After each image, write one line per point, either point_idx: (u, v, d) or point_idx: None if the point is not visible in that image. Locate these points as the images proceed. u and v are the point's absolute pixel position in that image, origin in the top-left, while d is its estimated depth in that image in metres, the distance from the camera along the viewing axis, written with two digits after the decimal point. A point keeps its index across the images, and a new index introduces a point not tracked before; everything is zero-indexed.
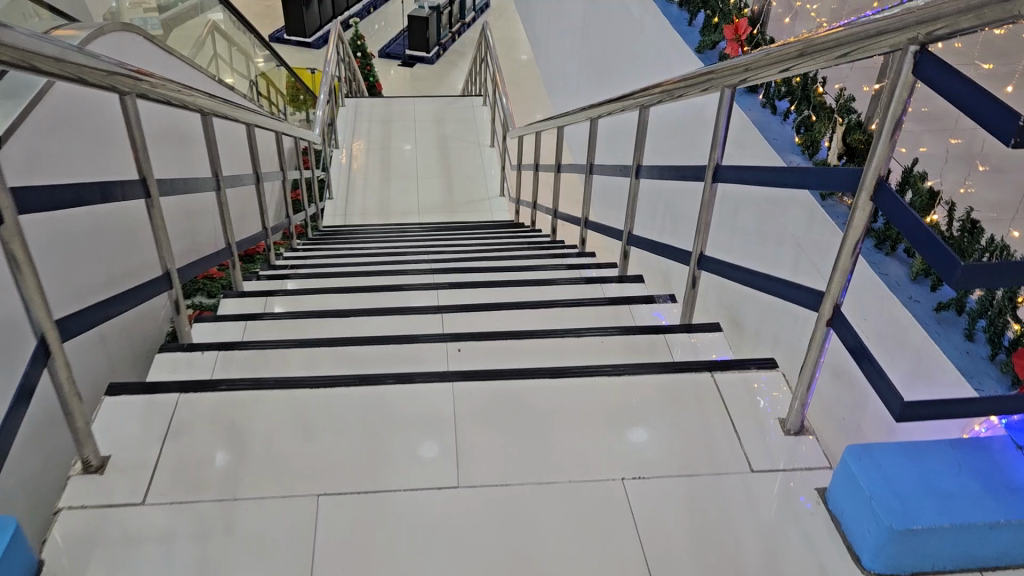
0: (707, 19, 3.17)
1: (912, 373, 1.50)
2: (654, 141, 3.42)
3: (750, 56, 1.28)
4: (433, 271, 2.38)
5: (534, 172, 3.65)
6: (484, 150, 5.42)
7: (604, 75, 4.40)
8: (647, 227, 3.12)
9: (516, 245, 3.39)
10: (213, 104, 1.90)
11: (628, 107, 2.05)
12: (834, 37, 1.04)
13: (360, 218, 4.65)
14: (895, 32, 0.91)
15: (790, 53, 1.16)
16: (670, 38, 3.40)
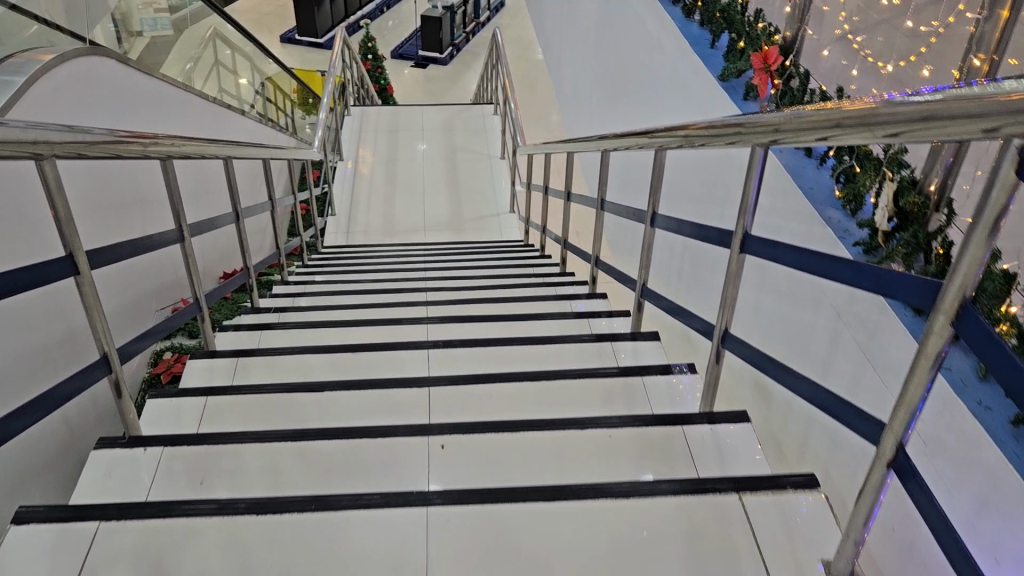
0: (732, 43, 2.95)
1: (984, 497, 1.39)
2: (671, 170, 3.20)
3: (786, 114, 1.08)
4: (428, 320, 2.17)
5: (544, 195, 3.44)
6: (494, 163, 5.20)
7: (618, 90, 4.17)
8: (664, 261, 2.90)
9: (523, 275, 3.18)
10: (181, 149, 1.70)
11: (645, 146, 1.83)
12: (885, 111, 0.84)
13: (364, 236, 4.45)
14: (969, 119, 0.70)
15: (830, 120, 0.96)
16: (689, 58, 3.17)
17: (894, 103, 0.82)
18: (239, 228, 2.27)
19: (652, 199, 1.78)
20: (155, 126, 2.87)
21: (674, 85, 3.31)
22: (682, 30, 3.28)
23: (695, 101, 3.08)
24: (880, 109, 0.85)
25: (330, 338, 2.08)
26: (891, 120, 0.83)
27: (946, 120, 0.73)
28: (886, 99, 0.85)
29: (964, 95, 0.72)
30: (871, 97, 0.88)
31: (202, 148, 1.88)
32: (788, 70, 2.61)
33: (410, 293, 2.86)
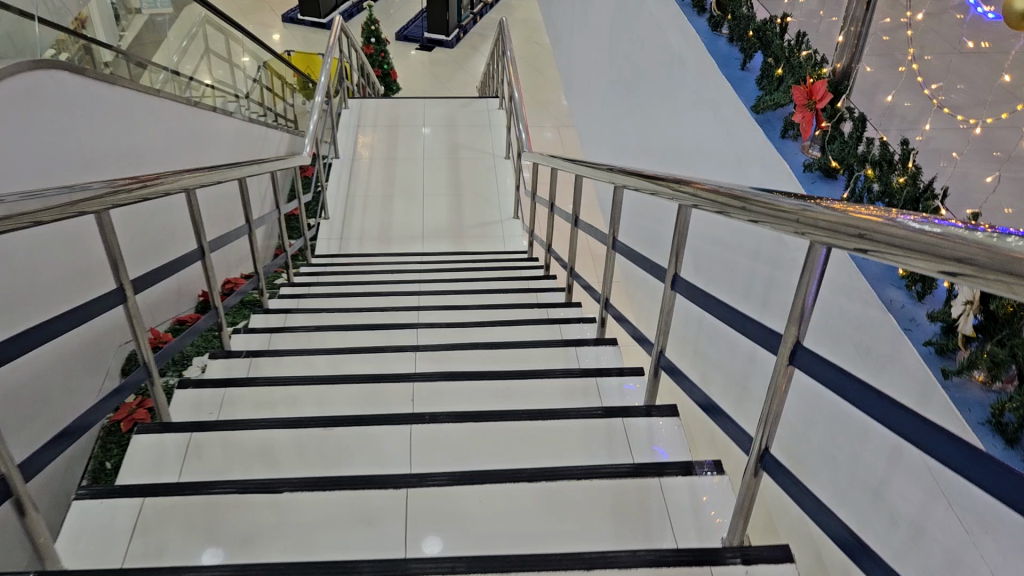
0: (768, 68, 2.65)
1: None
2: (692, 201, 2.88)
3: (801, 205, 0.98)
4: (415, 375, 1.93)
5: (549, 211, 3.19)
6: (498, 162, 4.94)
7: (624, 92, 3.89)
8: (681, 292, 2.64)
9: (525, 300, 2.93)
10: (123, 196, 1.45)
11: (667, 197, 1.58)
12: (919, 239, 0.75)
13: (358, 244, 4.20)
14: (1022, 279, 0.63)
15: (852, 228, 0.87)
16: (712, 75, 2.85)
17: (934, 232, 0.73)
18: (205, 265, 2.02)
19: (672, 255, 1.53)
20: (121, 138, 2.61)
21: (692, 99, 3.01)
22: (708, 46, 2.94)
23: (717, 122, 2.78)
24: (912, 234, 0.76)
25: (302, 399, 1.84)
26: (924, 251, 0.74)
27: (997, 271, 0.65)
28: (922, 224, 0.76)
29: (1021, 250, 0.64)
30: (902, 213, 0.79)
31: (154, 185, 1.63)
32: (840, 112, 2.32)
33: (403, 322, 2.62)
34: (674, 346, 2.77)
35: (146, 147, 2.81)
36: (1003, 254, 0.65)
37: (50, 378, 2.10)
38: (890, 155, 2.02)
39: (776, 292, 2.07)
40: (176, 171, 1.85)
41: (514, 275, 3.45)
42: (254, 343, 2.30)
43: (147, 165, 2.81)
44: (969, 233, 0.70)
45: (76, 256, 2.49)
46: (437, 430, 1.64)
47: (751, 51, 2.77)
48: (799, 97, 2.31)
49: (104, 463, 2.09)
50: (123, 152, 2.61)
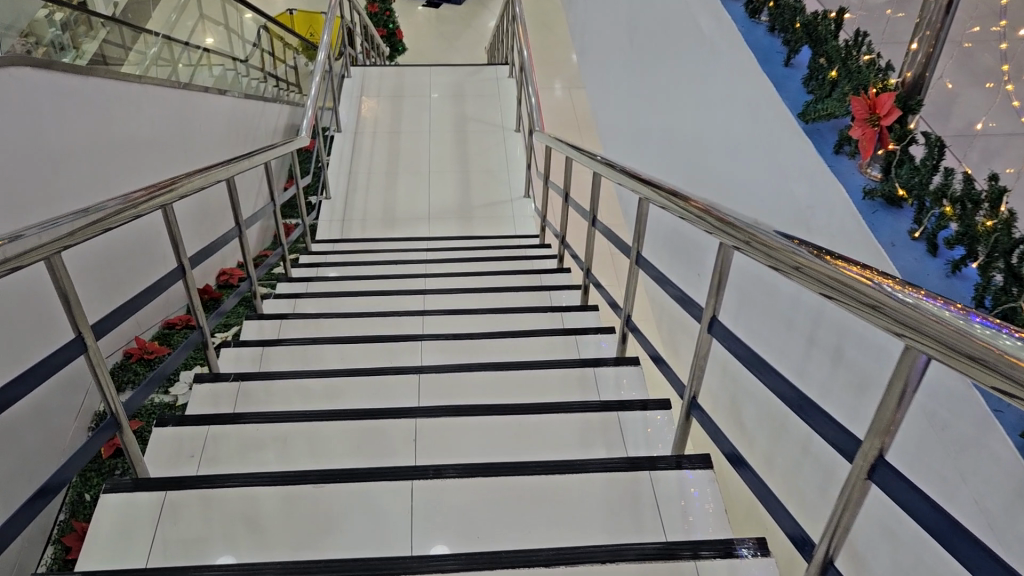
0: (816, 67, 2.31)
1: None
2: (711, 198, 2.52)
3: (801, 253, 1.02)
4: (417, 409, 1.75)
5: (563, 202, 2.97)
6: (508, 136, 4.69)
7: (636, 67, 3.64)
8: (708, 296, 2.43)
9: (538, 298, 2.74)
10: (70, 241, 1.27)
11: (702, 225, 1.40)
12: (899, 307, 0.79)
13: (361, 227, 4.01)
14: (980, 364, 0.67)
15: (843, 286, 0.91)
16: (745, 68, 2.50)
17: (912, 304, 0.78)
18: (187, 282, 1.84)
19: (711, 295, 1.32)
20: (102, 132, 2.41)
21: (721, 89, 2.66)
22: (744, 37, 2.58)
23: (752, 120, 2.45)
24: (892, 302, 0.80)
25: (292, 439, 1.66)
26: (901, 321, 0.78)
27: (958, 350, 0.70)
28: (901, 293, 0.80)
29: (987, 337, 0.68)
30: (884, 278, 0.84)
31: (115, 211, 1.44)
32: (909, 134, 2.01)
33: (407, 327, 2.43)
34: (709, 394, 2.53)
35: (130, 138, 2.61)
36: (969, 337, 0.69)
37: (44, 398, 1.96)
38: (976, 192, 1.80)
39: (821, 325, 1.85)
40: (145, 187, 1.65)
41: (526, 265, 3.25)
42: (245, 360, 2.12)
43: (132, 158, 2.61)
44: (940, 311, 0.74)
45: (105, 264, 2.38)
46: (442, 486, 1.46)
47: (797, 46, 2.42)
48: (859, 109, 2.00)
49: (83, 494, 1.92)
50: (105, 147, 2.41)
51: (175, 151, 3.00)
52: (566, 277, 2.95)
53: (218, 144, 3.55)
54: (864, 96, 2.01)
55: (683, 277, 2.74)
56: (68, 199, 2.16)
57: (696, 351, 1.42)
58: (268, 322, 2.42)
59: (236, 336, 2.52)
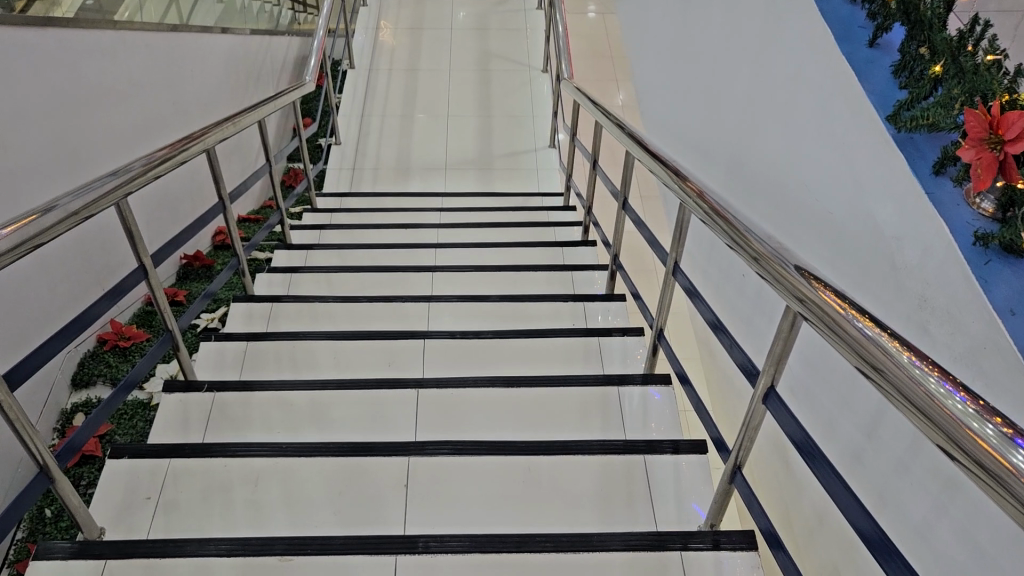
0: (919, 54, 1.94)
1: None
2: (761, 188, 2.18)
3: (783, 261, 1.02)
4: (411, 443, 1.51)
5: (591, 169, 2.66)
6: (534, 76, 4.32)
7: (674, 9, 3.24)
8: (755, 299, 2.13)
9: (560, 279, 2.47)
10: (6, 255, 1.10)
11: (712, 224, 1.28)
12: (865, 343, 0.81)
13: (372, 179, 3.73)
14: (932, 420, 0.70)
15: (816, 308, 0.91)
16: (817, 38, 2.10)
17: (878, 346, 0.79)
18: (148, 285, 1.60)
19: (767, 362, 1.05)
20: (72, 90, 2.14)
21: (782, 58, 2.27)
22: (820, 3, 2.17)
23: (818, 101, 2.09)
24: (859, 339, 0.81)
25: (265, 481, 1.44)
26: (867, 362, 0.80)
27: (911, 397, 0.72)
28: (873, 332, 0.81)
29: (949, 404, 0.69)
30: (855, 308, 0.86)
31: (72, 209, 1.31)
32: None
33: (411, 318, 2.19)
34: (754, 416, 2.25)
35: (107, 95, 2.33)
36: (927, 396, 0.71)
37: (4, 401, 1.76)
38: None
39: None
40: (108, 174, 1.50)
41: (546, 233, 2.97)
42: (225, 367, 1.91)
43: (109, 117, 2.34)
44: (903, 360, 0.75)
45: (86, 241, 2.15)
46: (434, 561, 1.22)
47: (888, 21, 2.04)
48: (976, 125, 1.63)
49: (44, 510, 1.74)
50: (74, 105, 2.14)
51: (164, 104, 2.73)
52: (590, 254, 2.67)
53: (216, 87, 3.24)
54: (983, 109, 1.64)
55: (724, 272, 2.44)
56: (24, 171, 1.91)
57: (751, 424, 1.14)
58: (258, 308, 2.19)
59: (223, 318, 2.29)
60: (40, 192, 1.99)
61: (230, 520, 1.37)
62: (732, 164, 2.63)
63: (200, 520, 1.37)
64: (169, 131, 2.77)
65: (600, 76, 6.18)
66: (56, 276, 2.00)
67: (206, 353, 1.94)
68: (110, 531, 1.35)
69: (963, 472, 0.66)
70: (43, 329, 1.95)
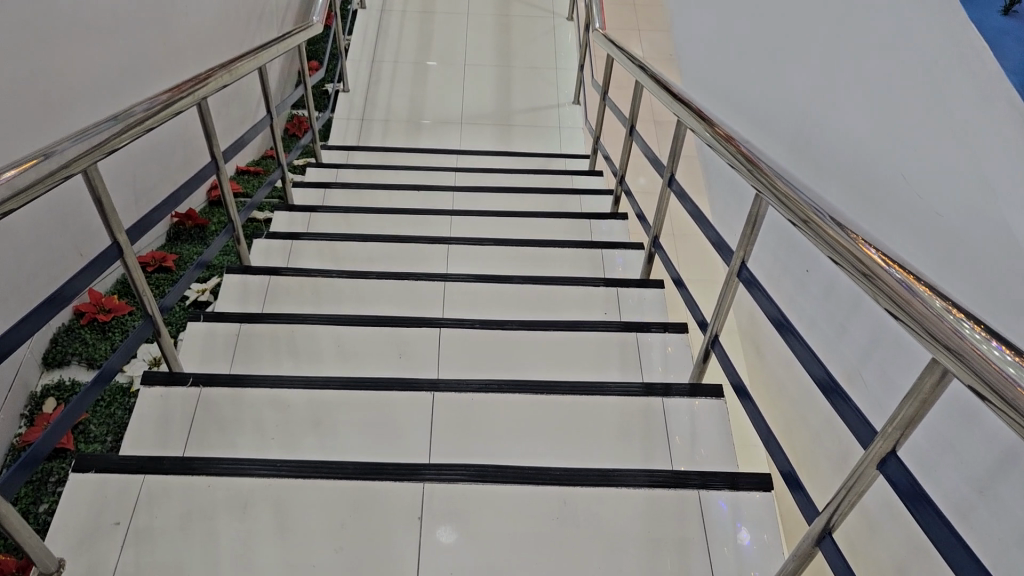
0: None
1: None
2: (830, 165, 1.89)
3: (821, 216, 1.04)
4: (426, 465, 1.30)
5: (627, 135, 2.41)
6: (557, 24, 4.01)
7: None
8: (821, 298, 1.85)
9: (589, 259, 2.23)
10: None
11: (761, 191, 1.27)
12: (899, 291, 0.84)
13: (382, 132, 3.47)
14: (965, 364, 0.72)
15: (854, 259, 0.94)
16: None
17: (913, 294, 0.82)
18: (124, 264, 1.36)
19: (894, 422, 0.84)
20: (44, 25, 1.87)
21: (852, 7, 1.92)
22: None
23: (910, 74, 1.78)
24: (894, 286, 0.84)
25: (256, 507, 1.23)
26: (900, 308, 0.83)
27: (945, 343, 0.75)
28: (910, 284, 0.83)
29: (988, 356, 0.70)
30: (892, 261, 0.88)
31: (44, 169, 1.10)
32: None
33: (423, 300, 1.96)
34: (804, 423, 2.04)
35: (87, 31, 2.07)
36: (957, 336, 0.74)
37: None
38: None
39: None
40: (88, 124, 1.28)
41: (571, 202, 2.73)
42: (215, 356, 1.69)
43: (90, 57, 2.08)
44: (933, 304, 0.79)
45: (61, 199, 1.91)
46: None
47: None
48: None
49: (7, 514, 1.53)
50: (45, 44, 1.87)
51: (154, 43, 2.46)
52: (621, 229, 2.43)
53: (213, 24, 2.95)
54: None
55: (776, 264, 2.18)
56: None
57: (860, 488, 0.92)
58: (254, 282, 1.96)
59: (216, 290, 2.06)
60: (5, 145, 1.73)
61: (212, 555, 1.16)
62: (800, 136, 2.34)
63: (177, 551, 1.17)
64: (160, 76, 2.51)
65: (623, 24, 5.83)
66: (28, 241, 1.77)
67: (195, 337, 1.72)
68: (71, 563, 1.14)
69: (992, 412, 0.68)
70: (11, 303, 1.72)
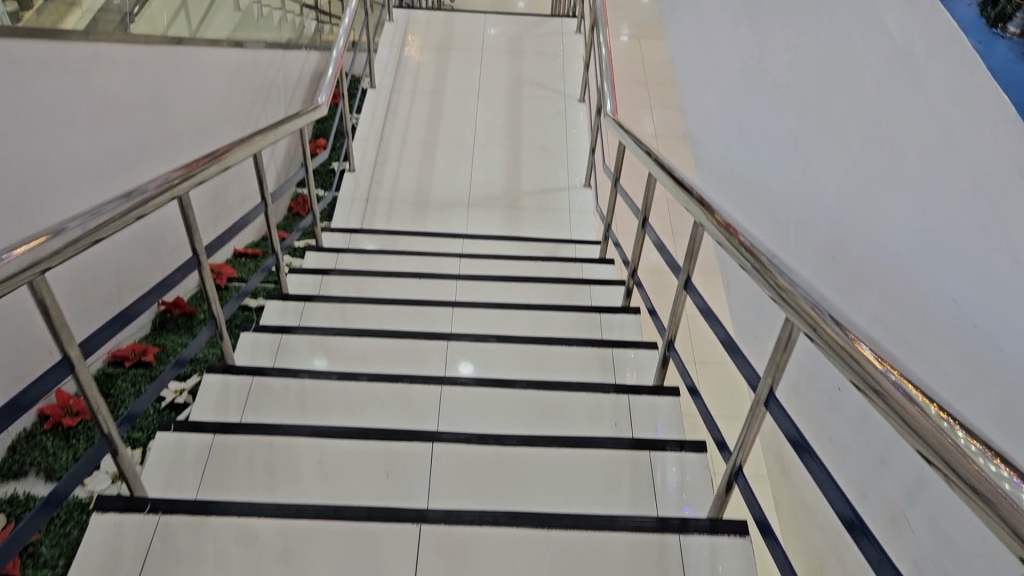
0: None
1: None
2: (854, 269, 1.74)
3: (819, 315, 1.04)
4: None
5: (639, 228, 2.28)
6: (569, 106, 3.95)
7: (720, 37, 2.85)
8: (859, 420, 1.67)
9: (598, 360, 2.09)
10: None
11: (763, 282, 1.26)
12: (897, 396, 0.84)
13: (387, 212, 3.37)
14: (965, 479, 0.71)
15: (853, 362, 0.94)
16: (896, 67, 1.59)
17: (910, 400, 0.82)
18: (76, 378, 1.22)
19: None
20: (21, 113, 1.78)
21: (856, 96, 1.76)
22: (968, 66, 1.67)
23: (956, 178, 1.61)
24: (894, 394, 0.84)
25: None
26: (899, 415, 0.83)
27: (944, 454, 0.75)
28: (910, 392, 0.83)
29: (1000, 483, 0.68)
30: (887, 364, 0.89)
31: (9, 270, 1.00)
32: None
33: (418, 409, 1.80)
34: (836, 549, 1.85)
35: (72, 117, 1.98)
36: (963, 457, 0.73)
37: None
38: None
39: None
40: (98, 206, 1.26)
41: (581, 292, 2.59)
42: (182, 479, 1.53)
43: (74, 145, 1.99)
44: (941, 423, 0.78)
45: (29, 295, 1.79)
46: None
47: None
48: None
49: None
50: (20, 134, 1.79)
51: (149, 125, 2.38)
52: (633, 326, 2.29)
53: (215, 105, 2.89)
54: None
55: (804, 376, 2.01)
56: None
57: None
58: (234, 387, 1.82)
59: (194, 390, 1.92)
60: None
61: None
62: None
63: None
64: (155, 160, 2.43)
65: (636, 102, 5.80)
66: None
67: (161, 452, 1.57)
68: None
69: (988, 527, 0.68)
70: None
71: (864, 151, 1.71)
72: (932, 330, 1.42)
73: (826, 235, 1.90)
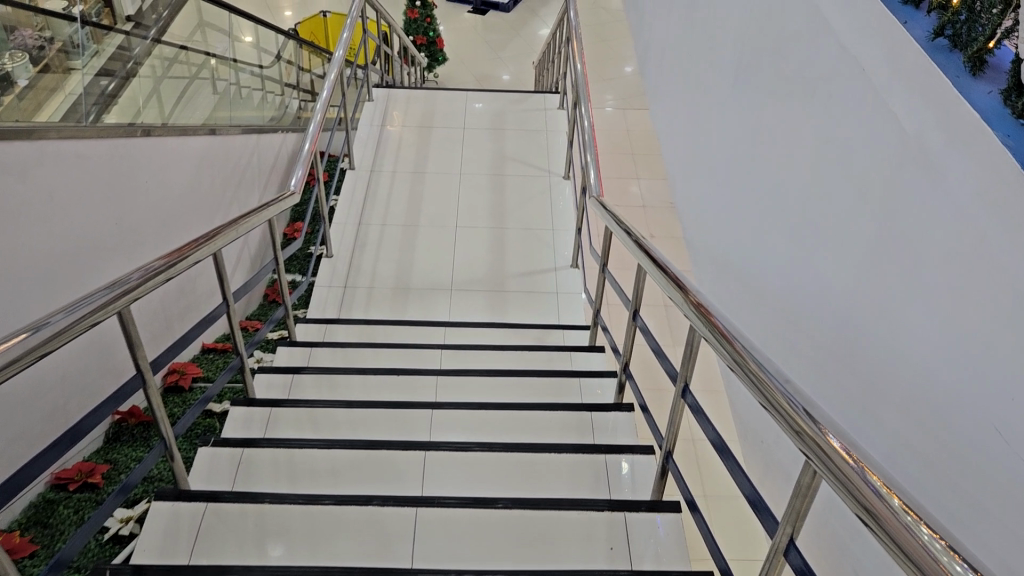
0: None
1: None
2: (864, 369, 1.60)
3: (790, 403, 1.01)
4: None
5: (630, 321, 2.13)
6: (554, 183, 3.86)
7: (708, 113, 2.75)
8: None
9: (590, 469, 1.90)
10: None
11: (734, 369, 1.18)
12: (868, 494, 0.84)
13: (366, 300, 3.21)
14: None
15: (824, 455, 0.93)
16: (909, 157, 1.43)
17: (884, 501, 0.82)
18: None
19: None
20: None
21: (857, 183, 1.63)
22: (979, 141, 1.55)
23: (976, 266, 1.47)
24: (865, 490, 0.85)
25: None
26: (868, 512, 0.83)
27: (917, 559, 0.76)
28: (884, 493, 0.83)
29: None
30: (859, 459, 0.88)
31: None
32: None
33: (390, 537, 1.61)
34: None
35: (12, 219, 1.82)
36: (933, 561, 0.75)
37: None
38: None
39: None
40: (83, 295, 1.26)
41: (570, 386, 2.42)
42: None
43: (16, 250, 1.84)
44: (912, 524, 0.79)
45: None
46: None
47: None
48: None
49: None
50: None
51: (105, 221, 2.24)
52: (626, 428, 2.12)
53: (181, 193, 2.76)
54: None
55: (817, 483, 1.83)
56: None
57: None
58: (186, 518, 1.63)
59: (143, 517, 1.73)
60: None
61: None
62: None
63: None
64: (110, 259, 2.27)
65: (623, 174, 5.73)
66: None
67: None
68: None
69: None
70: None
71: (874, 249, 1.55)
72: (972, 467, 1.24)
73: (840, 338, 1.72)
